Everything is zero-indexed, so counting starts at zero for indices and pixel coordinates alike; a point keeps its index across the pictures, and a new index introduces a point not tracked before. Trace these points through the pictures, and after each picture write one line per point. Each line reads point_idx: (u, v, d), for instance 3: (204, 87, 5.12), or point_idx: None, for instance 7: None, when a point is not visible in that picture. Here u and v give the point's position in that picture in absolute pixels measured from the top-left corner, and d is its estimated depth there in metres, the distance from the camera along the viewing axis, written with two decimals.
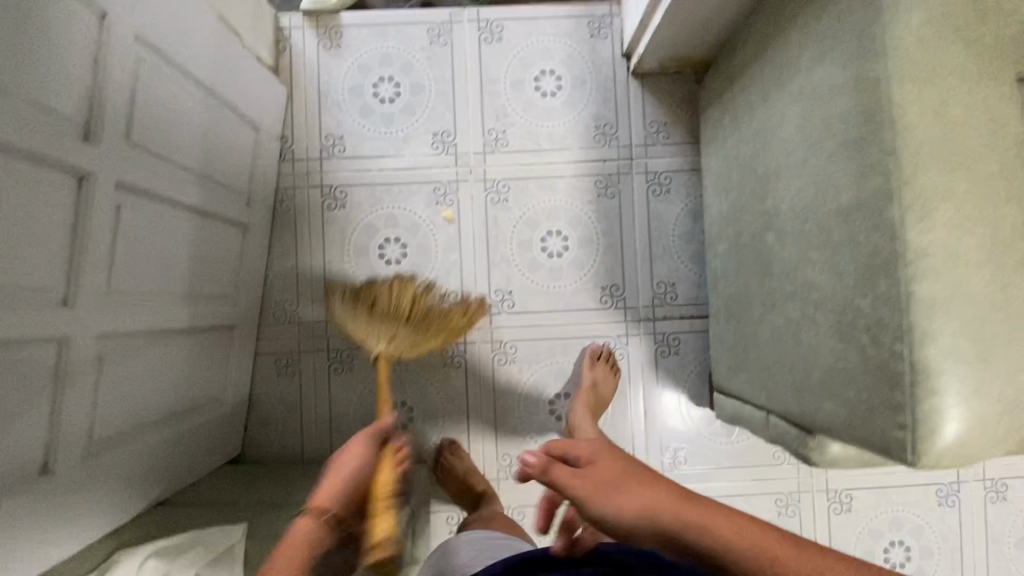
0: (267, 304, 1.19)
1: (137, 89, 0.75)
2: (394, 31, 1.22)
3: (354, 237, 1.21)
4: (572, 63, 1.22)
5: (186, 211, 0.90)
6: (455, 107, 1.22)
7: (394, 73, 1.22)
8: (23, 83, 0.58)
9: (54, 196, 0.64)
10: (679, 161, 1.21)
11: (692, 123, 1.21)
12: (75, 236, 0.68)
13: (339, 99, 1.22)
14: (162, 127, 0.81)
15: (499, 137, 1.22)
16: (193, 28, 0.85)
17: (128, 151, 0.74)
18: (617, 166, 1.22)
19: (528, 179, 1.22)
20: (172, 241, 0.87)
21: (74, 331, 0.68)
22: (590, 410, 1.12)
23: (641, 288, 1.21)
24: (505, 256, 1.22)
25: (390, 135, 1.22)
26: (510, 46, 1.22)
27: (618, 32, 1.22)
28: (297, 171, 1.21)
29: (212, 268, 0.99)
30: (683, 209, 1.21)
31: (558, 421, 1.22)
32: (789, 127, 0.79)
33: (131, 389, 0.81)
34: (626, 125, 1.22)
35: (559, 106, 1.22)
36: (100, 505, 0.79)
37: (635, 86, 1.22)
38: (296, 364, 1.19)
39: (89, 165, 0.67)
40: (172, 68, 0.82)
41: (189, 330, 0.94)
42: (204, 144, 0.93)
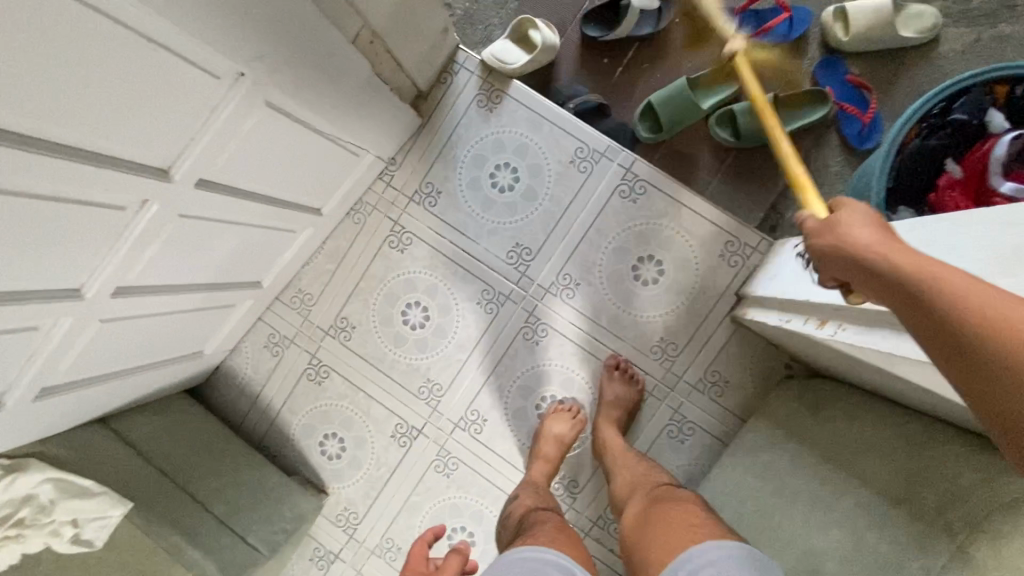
0: (292, 285, 1.23)
1: (248, 130, 0.77)
2: (548, 130, 1.16)
3: (393, 283, 1.20)
4: (682, 266, 1.12)
5: (250, 216, 0.93)
6: (550, 234, 1.15)
7: (520, 166, 1.16)
8: (124, 142, 0.62)
9: (108, 218, 0.67)
10: (716, 423, 1.11)
11: (755, 399, 1.09)
12: (115, 242, 0.72)
13: (460, 158, 1.18)
14: (253, 156, 0.82)
15: (570, 286, 1.15)
16: (338, 80, 0.86)
17: (204, 176, 0.76)
18: (653, 386, 1.13)
19: (569, 339, 1.15)
20: (221, 238, 0.91)
21: (77, 312, 0.74)
22: (616, 423, 1.08)
23: (595, 500, 1.15)
24: (501, 387, 1.17)
25: (481, 219, 1.18)
26: (640, 214, 1.13)
27: (749, 269, 1.10)
28: (385, 196, 1.20)
29: (250, 257, 1.03)
30: (686, 466, 1.11)
31: (564, 475, 1.16)
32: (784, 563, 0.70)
33: (115, 347, 0.88)
34: (690, 356, 1.12)
35: (643, 297, 1.13)
36: (45, 421, 0.87)
37: (724, 328, 1.10)
38: (283, 348, 1.23)
39: (157, 196, 0.70)
40: (299, 112, 0.84)
41: (199, 302, 0.99)
42: (297, 166, 0.94)
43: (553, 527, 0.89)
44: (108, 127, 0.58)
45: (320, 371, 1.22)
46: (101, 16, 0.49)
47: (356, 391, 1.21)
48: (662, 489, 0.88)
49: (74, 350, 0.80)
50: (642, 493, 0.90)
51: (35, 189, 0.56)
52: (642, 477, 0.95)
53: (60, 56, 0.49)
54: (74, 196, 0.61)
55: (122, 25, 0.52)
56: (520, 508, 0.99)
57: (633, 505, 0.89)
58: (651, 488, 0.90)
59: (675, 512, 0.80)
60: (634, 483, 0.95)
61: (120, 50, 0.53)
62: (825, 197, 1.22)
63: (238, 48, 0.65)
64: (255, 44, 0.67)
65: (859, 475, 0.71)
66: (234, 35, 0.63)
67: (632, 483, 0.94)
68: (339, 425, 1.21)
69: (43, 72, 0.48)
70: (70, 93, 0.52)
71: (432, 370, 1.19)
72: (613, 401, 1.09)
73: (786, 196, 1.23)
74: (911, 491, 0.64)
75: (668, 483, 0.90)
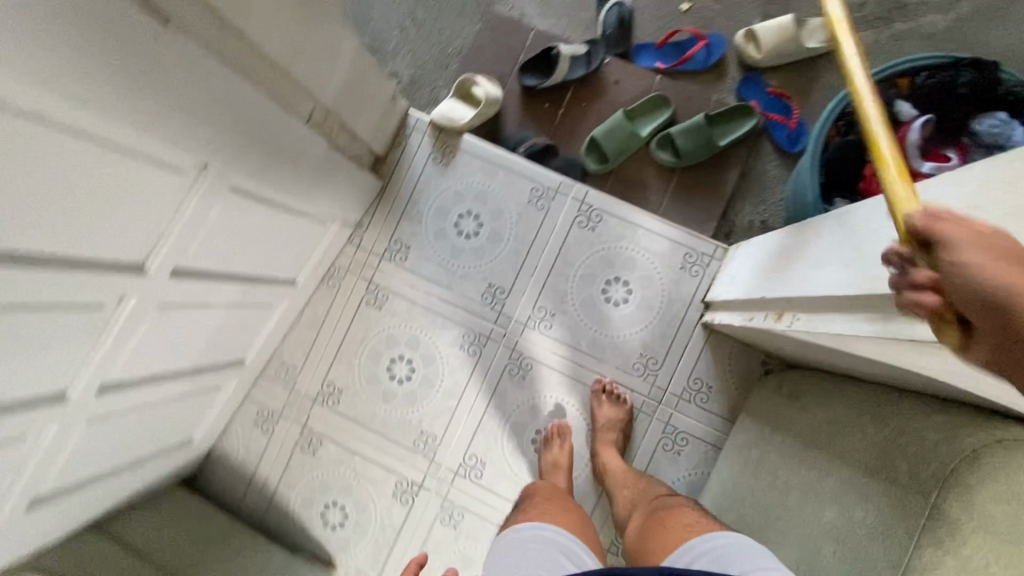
0: (274, 359, 1.24)
1: (217, 216, 0.81)
2: (503, 175, 1.23)
3: (374, 342, 1.22)
4: (649, 284, 1.17)
5: (227, 296, 0.95)
6: (519, 271, 1.20)
7: (482, 213, 1.22)
8: (96, 245, 0.65)
9: (87, 318, 0.69)
10: (707, 429, 1.13)
11: (740, 399, 1.13)
12: (94, 340, 0.73)
13: (424, 213, 1.24)
14: (223, 239, 0.86)
15: (547, 318, 1.19)
16: (297, 158, 0.92)
17: (179, 266, 0.79)
18: (641, 403, 1.15)
19: (553, 369, 1.18)
20: (201, 322, 0.93)
21: (63, 415, 0.75)
22: (613, 445, 1.10)
23: (605, 527, 1.15)
24: (495, 429, 1.18)
25: (451, 267, 1.22)
26: (600, 240, 1.19)
27: (711, 276, 1.15)
28: (356, 257, 1.24)
29: (232, 336, 1.05)
30: (686, 478, 1.13)
31: None
32: (788, 554, 0.72)
33: (104, 445, 0.88)
34: (671, 369, 1.15)
35: (617, 318, 1.17)
36: (37, 532, 0.85)
37: (698, 336, 1.15)
38: (273, 424, 1.23)
39: (132, 290, 0.73)
40: (264, 191, 0.88)
41: (185, 387, 0.99)
42: (269, 241, 0.98)
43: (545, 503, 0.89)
44: (81, 233, 0.62)
45: (313, 440, 1.22)
46: (64, 131, 0.53)
47: (351, 454, 1.21)
48: (661, 500, 0.89)
49: (63, 454, 0.80)
50: (643, 507, 0.91)
51: (15, 301, 0.58)
52: (644, 493, 0.95)
53: (30, 172, 0.52)
54: (50, 302, 0.63)
55: (85, 140, 0.56)
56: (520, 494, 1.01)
57: (635, 518, 0.90)
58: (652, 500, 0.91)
59: (673, 514, 0.80)
60: (635, 499, 0.96)
61: (86, 159, 0.57)
62: (769, 200, 1.30)
63: (198, 141, 0.70)
64: (214, 136, 0.72)
65: (840, 454, 0.72)
66: (192, 131, 0.68)
67: (635, 499, 0.95)
68: (339, 492, 1.20)
69: (16, 188, 0.52)
70: (42, 206, 0.56)
71: (424, 422, 1.20)
72: (607, 422, 1.11)
73: (734, 204, 1.31)
74: (886, 461, 0.65)
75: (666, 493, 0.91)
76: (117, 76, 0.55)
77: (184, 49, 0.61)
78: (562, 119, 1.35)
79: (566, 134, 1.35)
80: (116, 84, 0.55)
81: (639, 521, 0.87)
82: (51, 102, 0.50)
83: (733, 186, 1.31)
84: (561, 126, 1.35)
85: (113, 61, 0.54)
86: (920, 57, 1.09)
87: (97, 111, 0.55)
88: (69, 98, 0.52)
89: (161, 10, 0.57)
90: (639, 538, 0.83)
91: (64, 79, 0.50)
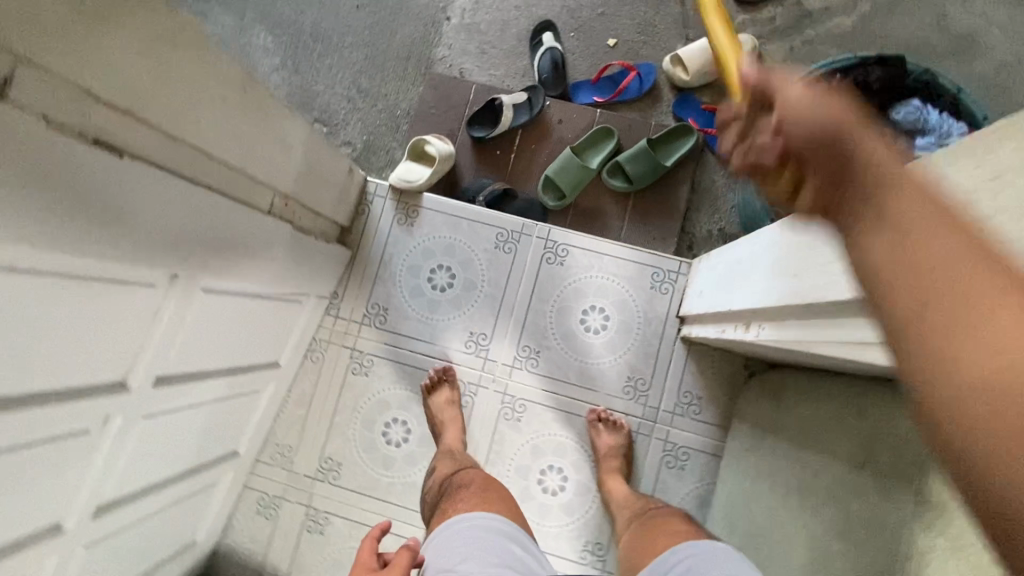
0: (268, 443, 1.23)
1: (193, 318, 0.82)
2: (467, 226, 1.26)
3: (366, 408, 1.22)
4: (623, 307, 1.20)
5: (213, 391, 0.95)
6: (498, 315, 1.23)
7: (453, 265, 1.25)
8: (77, 372, 0.65)
9: (75, 445, 0.69)
10: (704, 439, 1.15)
11: (730, 405, 1.16)
12: (85, 465, 0.72)
13: (396, 274, 1.26)
14: (201, 337, 0.86)
15: (532, 356, 1.21)
16: (266, 246, 0.94)
17: (161, 374, 0.80)
18: (637, 424, 1.17)
19: (546, 406, 1.20)
20: (190, 422, 0.92)
21: (60, 547, 0.73)
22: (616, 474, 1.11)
23: None
24: (499, 475, 1.18)
25: (431, 321, 1.24)
26: (570, 273, 1.23)
27: (680, 291, 1.20)
28: (336, 327, 1.25)
29: (223, 429, 1.04)
30: (694, 491, 1.15)
31: (587, 545, 1.15)
32: (799, 556, 0.74)
33: (106, 566, 0.86)
34: (660, 387, 1.18)
35: (599, 345, 1.20)
36: None
37: (679, 350, 1.18)
38: (275, 509, 1.21)
39: (117, 408, 0.73)
40: (237, 284, 0.90)
41: (182, 490, 0.98)
42: (248, 329, 0.99)
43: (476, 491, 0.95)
44: (61, 364, 0.62)
45: (318, 519, 1.20)
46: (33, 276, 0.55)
47: (360, 527, 1.19)
48: (659, 519, 0.92)
49: None
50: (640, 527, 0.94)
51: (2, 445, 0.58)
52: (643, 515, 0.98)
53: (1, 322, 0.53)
54: (37, 437, 0.63)
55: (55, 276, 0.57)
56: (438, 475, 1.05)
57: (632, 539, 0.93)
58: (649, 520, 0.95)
59: (666, 522, 0.90)
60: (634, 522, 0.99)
61: (56, 298, 0.59)
62: (721, 209, 1.37)
63: (164, 255, 0.72)
64: (180, 246, 0.74)
65: (828, 449, 0.75)
66: (158, 246, 0.70)
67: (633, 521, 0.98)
68: None
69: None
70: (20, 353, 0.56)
71: None
72: (608, 452, 1.13)
73: (690, 218, 1.37)
74: (870, 451, 0.68)
75: (663, 513, 0.94)
76: (78, 213, 0.57)
77: (139, 173, 0.64)
78: (516, 163, 1.40)
79: (522, 177, 1.40)
80: (79, 223, 0.57)
81: (638, 542, 0.91)
82: (17, 253, 0.52)
83: (687, 201, 1.37)
84: (516, 169, 1.40)
85: (72, 200, 0.56)
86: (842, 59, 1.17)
87: (65, 252, 0.57)
88: (36, 247, 0.54)
89: (115, 146, 0.62)
90: (629, 552, 0.90)
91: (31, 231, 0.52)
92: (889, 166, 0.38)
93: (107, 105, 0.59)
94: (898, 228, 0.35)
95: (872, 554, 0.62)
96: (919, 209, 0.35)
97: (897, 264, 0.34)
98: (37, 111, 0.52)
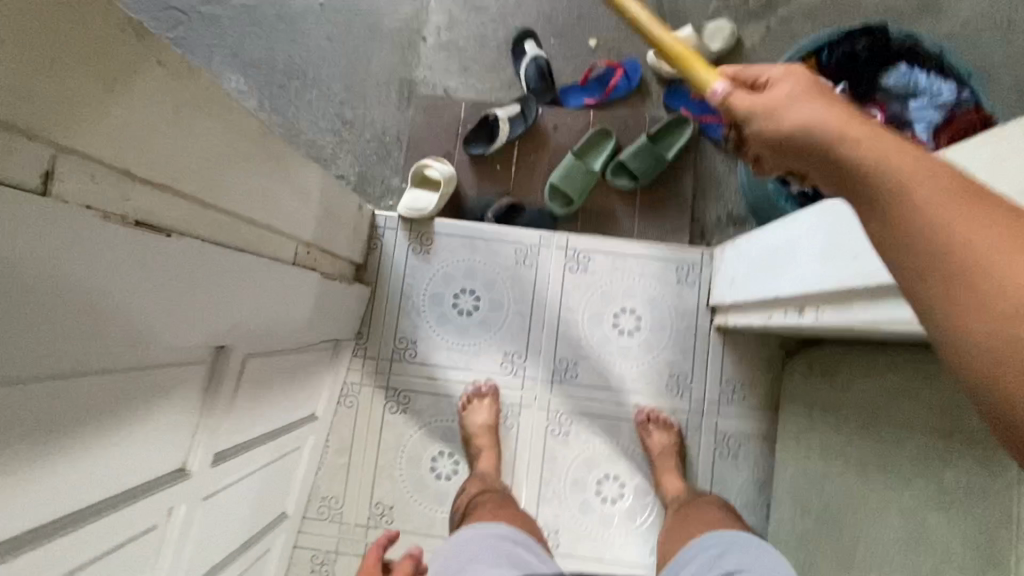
0: (313, 498, 1.18)
1: (238, 388, 0.78)
2: (484, 246, 1.24)
3: (410, 446, 1.19)
4: (653, 305, 1.20)
5: (262, 457, 0.91)
6: (529, 331, 1.21)
7: (476, 287, 1.23)
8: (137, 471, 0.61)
9: (144, 545, 0.64)
10: (753, 424, 1.17)
11: (773, 387, 1.17)
12: (152, 564, 0.68)
13: (420, 304, 1.23)
14: (248, 402, 0.83)
15: (569, 368, 1.20)
16: (298, 299, 0.90)
17: (215, 452, 0.76)
18: (684, 419, 1.17)
19: (591, 415, 1.19)
20: (243, 494, 0.88)
21: None
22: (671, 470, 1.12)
23: None
24: (556, 492, 1.17)
25: (462, 348, 1.21)
26: (595, 279, 1.22)
27: (706, 281, 1.20)
28: (365, 368, 1.22)
29: (271, 493, 1.00)
30: (750, 477, 1.16)
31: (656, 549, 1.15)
32: (891, 531, 0.74)
33: None
34: (701, 379, 1.18)
35: (635, 347, 1.20)
36: None
37: (715, 340, 1.19)
38: (331, 566, 1.16)
39: (179, 497, 0.68)
40: (274, 344, 0.86)
41: (242, 565, 0.93)
42: (286, 387, 0.96)
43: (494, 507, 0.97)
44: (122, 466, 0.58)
45: None
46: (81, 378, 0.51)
47: None
48: (708, 519, 0.94)
49: None
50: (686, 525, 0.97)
51: (78, 564, 0.54)
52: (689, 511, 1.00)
53: (53, 431, 0.49)
54: (108, 546, 0.58)
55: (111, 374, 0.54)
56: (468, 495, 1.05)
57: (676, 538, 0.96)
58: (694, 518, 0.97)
59: (706, 514, 0.96)
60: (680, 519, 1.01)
61: (102, 394, 0.55)
62: (727, 194, 1.38)
63: (209, 328, 0.68)
64: (224, 318, 0.70)
65: (902, 421, 0.76)
66: (203, 321, 0.66)
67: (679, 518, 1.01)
68: None
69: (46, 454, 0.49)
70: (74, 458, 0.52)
71: None
72: (661, 450, 1.13)
73: (698, 207, 1.38)
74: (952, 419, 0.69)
75: (710, 511, 0.97)
76: (128, 304, 0.53)
77: (184, 249, 0.60)
78: (518, 175, 1.39)
79: (526, 189, 1.38)
80: (128, 313, 0.54)
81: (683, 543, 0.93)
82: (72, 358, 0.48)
83: (692, 191, 1.38)
84: (519, 183, 1.39)
85: (122, 292, 0.52)
86: (822, 36, 1.20)
87: (107, 345, 0.53)
88: (81, 346, 0.50)
89: (158, 226, 0.58)
90: (670, 540, 0.98)
91: (75, 330, 0.48)
92: (849, 132, 0.41)
93: (146, 184, 0.55)
94: (888, 182, 0.38)
95: (976, 522, 0.62)
96: (889, 148, 0.39)
97: (918, 219, 0.36)
98: (81, 203, 0.48)
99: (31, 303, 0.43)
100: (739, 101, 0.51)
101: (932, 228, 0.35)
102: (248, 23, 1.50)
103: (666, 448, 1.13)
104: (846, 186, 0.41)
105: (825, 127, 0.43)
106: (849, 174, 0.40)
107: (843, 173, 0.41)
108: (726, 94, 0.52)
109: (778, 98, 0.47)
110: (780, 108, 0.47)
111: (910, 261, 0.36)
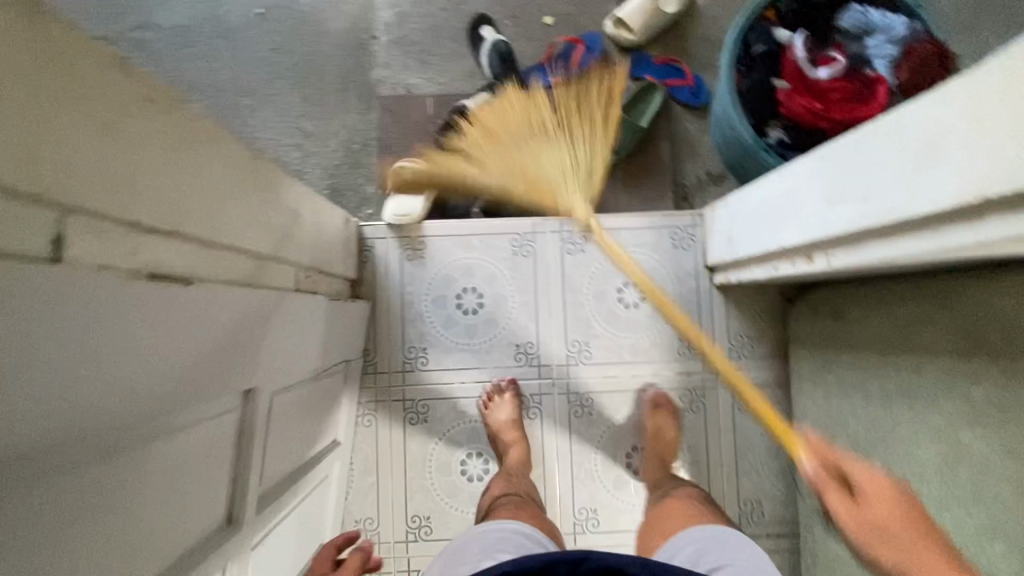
0: (347, 524, 1.15)
1: (267, 427, 0.75)
2: (478, 242, 1.22)
3: (436, 453, 1.18)
4: (654, 274, 1.22)
5: (297, 493, 0.88)
6: (538, 319, 1.21)
7: (478, 284, 1.21)
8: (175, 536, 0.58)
9: None
10: (765, 373, 1.21)
11: (778, 334, 1.21)
12: None
13: (423, 310, 1.21)
14: (278, 438, 0.80)
15: (583, 349, 1.20)
16: (307, 326, 0.87)
17: (255, 498, 0.73)
18: (700, 380, 1.20)
19: (612, 391, 1.20)
20: (284, 535, 0.85)
21: None
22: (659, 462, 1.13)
23: (729, 505, 1.18)
24: (589, 472, 1.18)
25: (473, 347, 1.20)
26: (594, 258, 1.22)
27: (701, 243, 1.23)
28: (378, 384, 1.19)
29: (309, 528, 0.97)
30: (770, 423, 1.20)
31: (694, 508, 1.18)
32: (924, 452, 0.78)
33: None
34: (710, 338, 1.21)
35: (643, 318, 1.21)
36: None
37: (717, 298, 1.22)
38: None
39: (230, 552, 0.65)
40: (293, 376, 0.83)
41: None
42: (309, 416, 0.93)
43: (513, 503, 0.94)
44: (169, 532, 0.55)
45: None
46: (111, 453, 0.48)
47: None
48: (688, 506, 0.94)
49: None
50: (660, 513, 0.97)
51: None
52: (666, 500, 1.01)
53: (90, 516, 0.46)
54: None
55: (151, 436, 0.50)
56: (491, 497, 1.00)
57: (649, 528, 0.96)
58: (674, 506, 0.96)
59: (682, 505, 0.94)
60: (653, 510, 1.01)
61: (130, 466, 0.51)
62: (704, 154, 1.40)
63: (233, 373, 0.64)
64: (247, 359, 0.67)
65: (920, 347, 0.80)
66: (226, 367, 0.63)
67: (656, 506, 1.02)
68: None
69: (82, 542, 0.46)
70: (111, 542, 0.49)
71: None
72: (655, 438, 1.14)
73: (678, 170, 1.40)
74: (971, 339, 0.72)
75: (692, 500, 0.96)
76: (152, 365, 0.50)
77: (201, 293, 0.57)
78: None
79: None
80: (153, 374, 0.50)
81: (654, 531, 0.93)
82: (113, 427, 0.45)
83: (670, 156, 1.40)
84: None
85: (144, 353, 0.49)
86: None
87: (142, 413, 0.50)
88: (118, 420, 0.46)
89: (171, 274, 0.55)
90: (647, 528, 0.97)
91: (106, 404, 0.45)
92: (891, 525, 0.73)
93: (153, 233, 0.52)
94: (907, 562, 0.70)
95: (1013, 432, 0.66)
96: (885, 505, 0.74)
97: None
98: (93, 264, 0.45)
99: (59, 384, 0.40)
100: (826, 488, 0.80)
101: (890, 536, 0.72)
102: (185, 44, 1.40)
103: (658, 437, 1.14)
104: (876, 557, 0.73)
105: (882, 504, 0.75)
106: (874, 550, 0.73)
107: (881, 536, 0.73)
108: (819, 477, 0.81)
109: (870, 492, 0.76)
110: (873, 509, 0.75)
111: (890, 544, 0.72)
